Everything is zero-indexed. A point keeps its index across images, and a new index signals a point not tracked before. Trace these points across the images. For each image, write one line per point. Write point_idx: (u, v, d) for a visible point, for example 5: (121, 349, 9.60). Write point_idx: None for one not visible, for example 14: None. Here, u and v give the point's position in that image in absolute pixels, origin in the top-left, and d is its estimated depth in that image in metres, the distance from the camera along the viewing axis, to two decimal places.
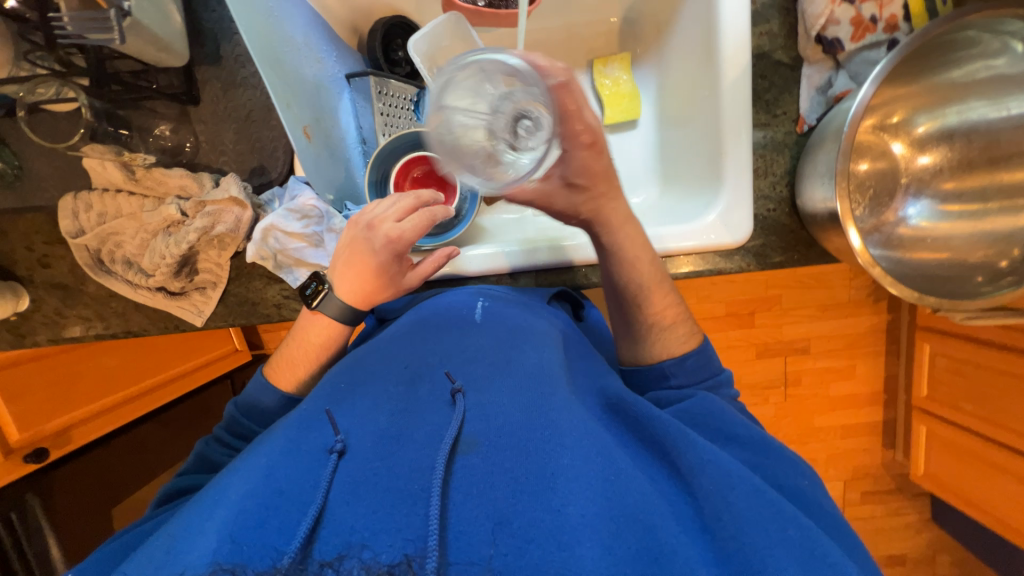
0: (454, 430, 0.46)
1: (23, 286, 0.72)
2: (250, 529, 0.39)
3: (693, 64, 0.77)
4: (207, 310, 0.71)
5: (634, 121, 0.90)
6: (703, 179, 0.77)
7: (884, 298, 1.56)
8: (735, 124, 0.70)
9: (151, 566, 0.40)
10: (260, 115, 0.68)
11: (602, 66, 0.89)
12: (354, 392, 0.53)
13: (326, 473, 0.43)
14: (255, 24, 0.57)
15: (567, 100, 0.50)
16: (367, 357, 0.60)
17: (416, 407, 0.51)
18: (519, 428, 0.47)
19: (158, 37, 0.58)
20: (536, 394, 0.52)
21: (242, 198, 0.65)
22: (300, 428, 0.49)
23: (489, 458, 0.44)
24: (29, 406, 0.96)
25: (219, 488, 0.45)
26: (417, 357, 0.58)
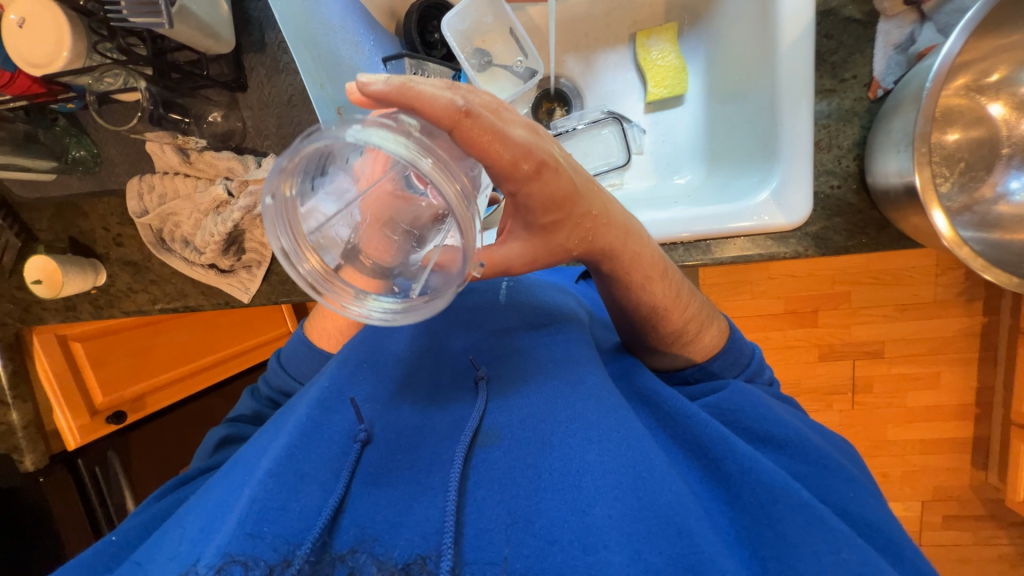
0: (475, 421, 0.45)
1: (101, 263, 0.80)
2: (272, 511, 0.38)
3: (750, 29, 0.70)
4: (251, 285, 0.75)
5: (680, 97, 0.85)
6: (759, 154, 0.70)
7: (981, 298, 1.36)
8: (794, 89, 0.63)
9: (178, 546, 0.39)
10: (301, 99, 0.70)
11: (644, 39, 0.84)
12: (376, 376, 0.53)
13: (349, 464, 0.43)
14: (291, 9, 0.58)
15: (475, 131, 0.37)
16: (385, 336, 0.59)
17: (439, 399, 0.50)
18: (543, 421, 0.45)
19: (206, 23, 0.62)
20: (561, 381, 0.49)
21: None
22: (323, 407, 0.48)
23: (510, 453, 0.43)
24: (111, 373, 1.08)
25: (245, 464, 0.46)
26: (440, 343, 0.57)
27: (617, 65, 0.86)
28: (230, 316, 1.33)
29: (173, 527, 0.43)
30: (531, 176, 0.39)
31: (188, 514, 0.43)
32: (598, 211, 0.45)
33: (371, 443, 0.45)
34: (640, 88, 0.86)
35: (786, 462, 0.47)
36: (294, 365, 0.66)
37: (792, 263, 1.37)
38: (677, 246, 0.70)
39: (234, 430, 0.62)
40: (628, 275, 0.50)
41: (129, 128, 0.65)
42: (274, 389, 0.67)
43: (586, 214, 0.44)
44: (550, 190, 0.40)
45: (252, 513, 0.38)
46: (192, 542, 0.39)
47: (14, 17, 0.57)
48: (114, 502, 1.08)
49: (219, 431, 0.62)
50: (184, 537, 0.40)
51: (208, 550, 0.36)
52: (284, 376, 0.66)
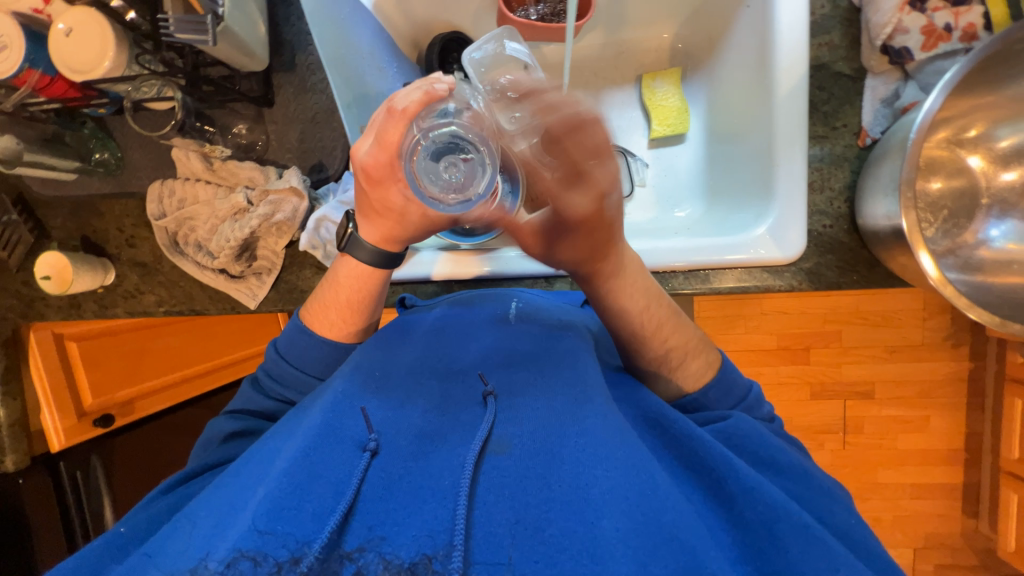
0: (485, 430, 0.46)
1: (112, 263, 0.81)
2: (284, 510, 0.39)
3: (748, 76, 0.75)
4: (259, 291, 0.76)
5: (682, 136, 0.90)
6: (755, 190, 0.74)
7: (966, 344, 1.39)
8: (788, 135, 0.67)
9: (189, 544, 0.39)
10: (324, 117, 0.74)
11: (650, 81, 0.89)
12: (387, 383, 0.53)
13: (358, 472, 0.42)
14: (325, 34, 0.64)
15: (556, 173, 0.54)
16: (395, 339, 0.60)
17: (451, 410, 0.50)
18: (550, 434, 0.46)
19: (244, 42, 0.66)
20: (568, 398, 0.50)
21: (301, 189, 0.71)
22: (335, 410, 0.48)
23: (521, 464, 0.43)
24: (102, 375, 1.07)
25: (257, 465, 0.46)
26: (452, 353, 0.57)
27: (624, 103, 0.92)
28: (228, 324, 1.32)
29: (178, 526, 0.42)
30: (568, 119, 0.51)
31: (199, 509, 0.43)
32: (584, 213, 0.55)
33: (381, 452, 0.45)
34: (644, 125, 0.91)
35: (786, 484, 0.49)
36: (296, 349, 0.62)
37: (785, 300, 1.41)
38: (676, 273, 0.72)
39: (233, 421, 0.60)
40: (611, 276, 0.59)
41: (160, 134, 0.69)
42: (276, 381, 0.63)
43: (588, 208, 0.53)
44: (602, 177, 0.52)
45: (265, 513, 0.38)
46: (203, 537, 0.39)
47: (62, 26, 0.60)
48: (91, 510, 1.05)
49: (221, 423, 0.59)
50: (191, 536, 0.40)
51: (219, 546, 0.37)
52: (284, 366, 0.62)
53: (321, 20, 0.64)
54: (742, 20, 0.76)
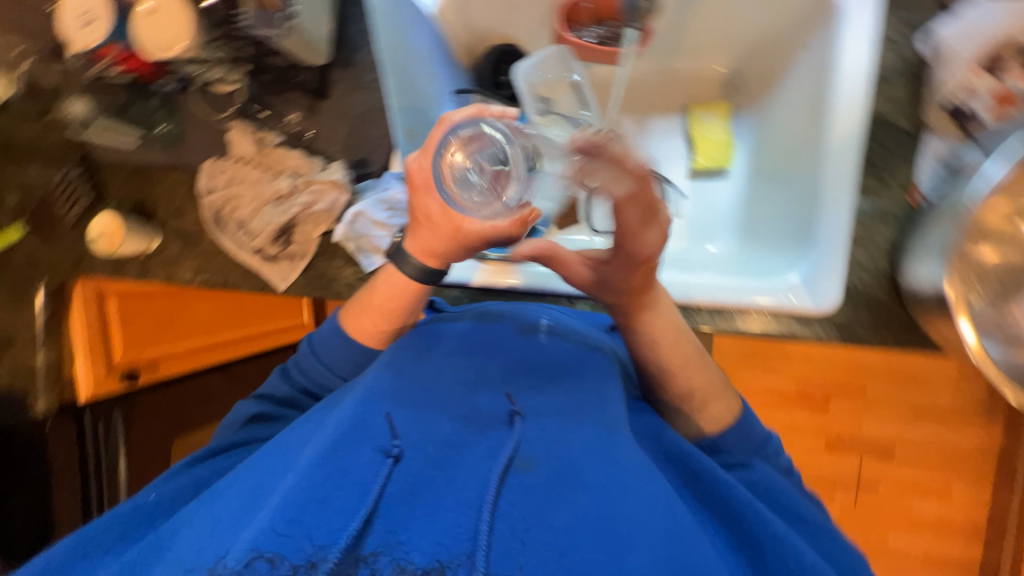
0: (511, 448, 0.46)
1: (158, 230, 0.86)
2: (313, 503, 0.41)
3: (801, 119, 0.74)
4: (290, 274, 0.78)
5: (726, 170, 0.88)
6: (795, 235, 0.73)
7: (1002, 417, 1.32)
8: (838, 182, 0.66)
9: (227, 517, 0.44)
10: (374, 115, 0.76)
11: (699, 112, 0.88)
12: (415, 380, 0.52)
13: (381, 477, 0.43)
14: (387, 39, 0.65)
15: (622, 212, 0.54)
16: (423, 334, 0.58)
17: (477, 418, 0.50)
18: (579, 458, 0.46)
19: (309, 38, 0.68)
20: (598, 423, 0.50)
21: (341, 182, 0.73)
22: (364, 405, 0.48)
23: (548, 483, 0.44)
24: (135, 333, 1.13)
25: (287, 450, 0.48)
26: (482, 356, 0.56)
27: (668, 131, 0.91)
28: (255, 301, 1.33)
29: (214, 500, 0.47)
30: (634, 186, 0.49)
31: (230, 487, 0.46)
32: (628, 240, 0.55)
33: (406, 457, 0.45)
34: (687, 155, 0.90)
35: (812, 538, 0.52)
36: (325, 345, 0.61)
37: (810, 346, 1.37)
38: (702, 311, 0.71)
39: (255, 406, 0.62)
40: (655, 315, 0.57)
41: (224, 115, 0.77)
42: (301, 373, 0.63)
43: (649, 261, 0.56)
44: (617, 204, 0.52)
45: (293, 504, 0.41)
46: (224, 533, 0.42)
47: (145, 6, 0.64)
48: (109, 457, 1.09)
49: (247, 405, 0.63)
50: (227, 512, 0.44)
51: (246, 533, 0.40)
52: (313, 363, 0.61)
53: (386, 26, 0.65)
54: (801, 61, 0.74)
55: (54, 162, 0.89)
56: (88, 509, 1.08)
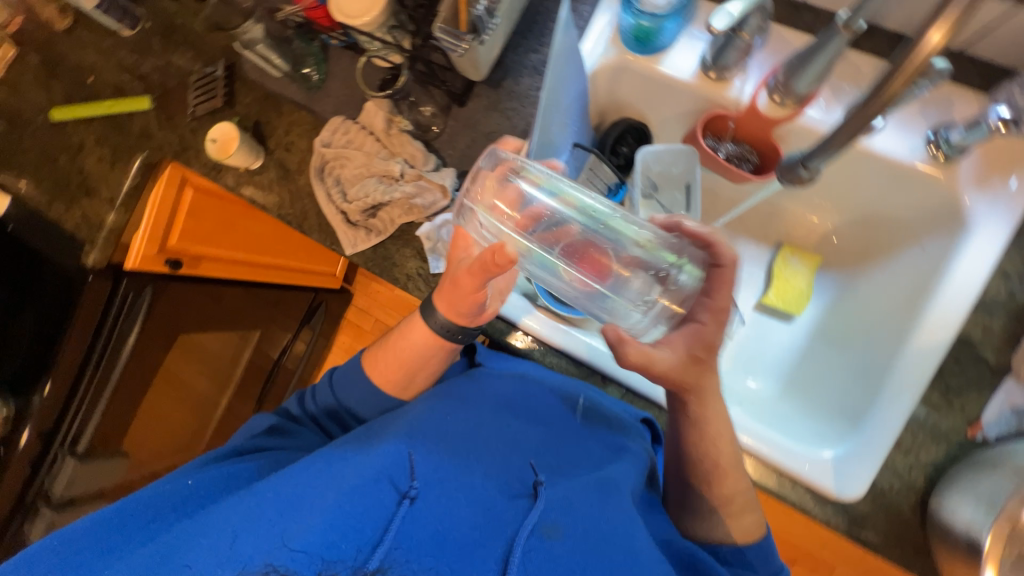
0: (535, 517, 0.52)
1: (263, 153, 0.90)
2: (348, 528, 0.46)
3: (883, 313, 0.76)
4: (360, 244, 0.80)
5: (791, 316, 0.88)
6: (838, 414, 0.73)
7: None
8: (903, 384, 0.65)
9: (262, 515, 0.48)
10: (497, 138, 0.79)
11: (788, 254, 0.89)
12: (450, 433, 0.59)
13: (391, 515, 0.48)
14: (549, 83, 0.65)
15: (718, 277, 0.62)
16: (456, 395, 0.65)
17: (503, 481, 0.55)
18: (598, 546, 0.52)
19: (479, 58, 0.72)
20: (620, 509, 0.58)
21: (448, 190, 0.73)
22: (405, 444, 0.56)
23: (570, 554, 0.50)
24: (195, 227, 1.17)
25: (327, 461, 0.54)
26: (516, 426, 0.63)
27: (751, 257, 0.92)
28: (303, 240, 1.44)
29: (245, 498, 0.50)
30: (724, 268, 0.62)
31: (280, 485, 0.51)
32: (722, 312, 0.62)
33: (417, 500, 0.50)
34: (760, 287, 0.90)
35: None
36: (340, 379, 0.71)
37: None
38: None
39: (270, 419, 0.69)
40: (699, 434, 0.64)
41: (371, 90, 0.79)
42: (317, 405, 0.71)
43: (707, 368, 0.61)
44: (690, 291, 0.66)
45: (328, 526, 0.45)
46: (241, 538, 0.45)
47: None
48: (120, 332, 1.03)
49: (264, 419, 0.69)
50: (263, 512, 0.48)
51: (291, 538, 0.44)
52: (330, 398, 0.71)
53: (554, 67, 0.66)
54: (903, 258, 0.76)
55: (203, 59, 0.97)
56: (80, 381, 1.00)
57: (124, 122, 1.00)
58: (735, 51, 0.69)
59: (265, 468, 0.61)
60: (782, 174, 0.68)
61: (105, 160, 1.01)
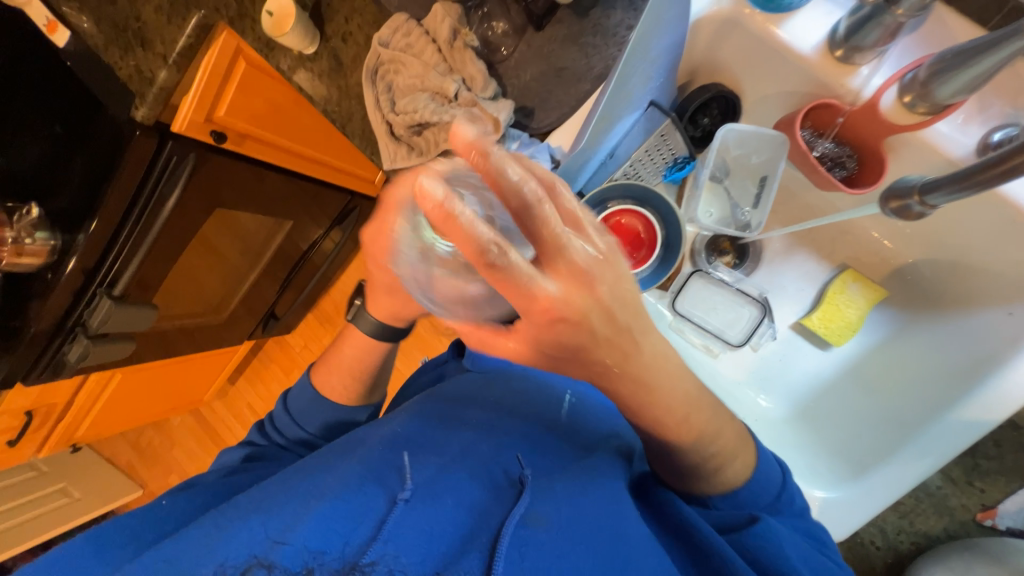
0: (522, 505, 0.48)
1: (318, 39, 0.84)
2: (331, 531, 0.44)
3: (932, 373, 0.70)
4: (399, 163, 0.77)
5: (830, 346, 0.81)
6: (847, 460, 0.71)
7: None
8: (919, 449, 0.64)
9: (236, 522, 0.47)
10: (569, 77, 0.70)
11: (850, 279, 0.79)
12: (441, 436, 0.57)
13: (380, 516, 0.46)
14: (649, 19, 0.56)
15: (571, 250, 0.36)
16: (436, 400, 0.65)
17: (486, 474, 0.53)
18: (585, 524, 0.48)
19: None
20: (603, 491, 0.52)
21: (501, 126, 0.67)
22: (383, 452, 0.54)
23: (557, 540, 0.46)
24: (243, 100, 1.16)
25: (311, 472, 0.53)
26: (504, 421, 0.60)
27: (806, 273, 0.83)
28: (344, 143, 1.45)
29: (215, 519, 0.48)
30: (559, 326, 0.38)
31: (242, 503, 0.50)
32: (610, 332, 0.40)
33: (411, 501, 0.48)
34: (806, 306, 0.83)
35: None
36: (292, 391, 0.72)
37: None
38: None
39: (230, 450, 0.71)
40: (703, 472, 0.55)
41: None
42: (284, 437, 0.71)
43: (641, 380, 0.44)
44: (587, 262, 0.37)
45: (312, 531, 0.43)
46: (251, 527, 0.46)
47: None
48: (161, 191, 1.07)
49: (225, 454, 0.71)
50: (233, 527, 0.46)
51: (275, 547, 0.42)
52: (294, 425, 0.70)
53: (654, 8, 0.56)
54: (951, 327, 0.71)
55: None
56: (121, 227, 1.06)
57: None
58: (879, 29, 0.56)
59: (251, 478, 0.63)
60: (887, 202, 0.59)
61: (162, 11, 0.94)
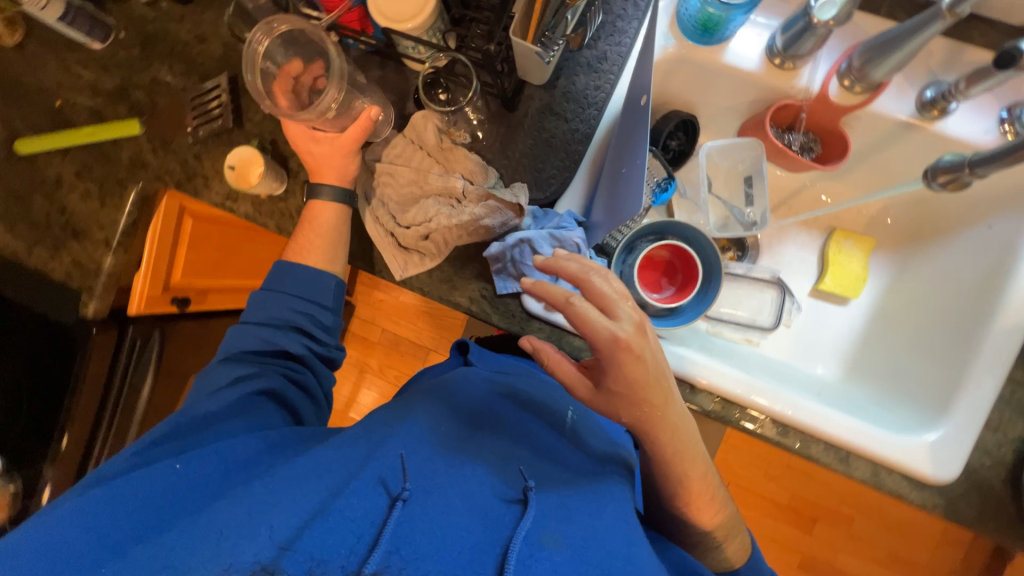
0: (523, 520, 0.50)
1: (286, 176, 0.81)
2: (337, 539, 0.44)
3: (952, 297, 0.77)
4: (411, 271, 0.74)
5: (846, 299, 0.89)
6: (922, 400, 0.74)
7: None
8: (986, 367, 0.68)
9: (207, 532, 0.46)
10: (558, 144, 0.74)
11: (841, 238, 0.89)
12: (464, 447, 0.57)
13: (379, 521, 0.46)
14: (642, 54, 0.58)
15: (633, 332, 0.53)
16: (460, 390, 0.66)
17: (498, 486, 0.53)
18: (580, 521, 0.53)
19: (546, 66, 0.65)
20: (593, 490, 0.58)
21: (524, 208, 0.69)
22: (392, 456, 0.53)
23: (571, 562, 0.47)
24: (200, 257, 1.07)
25: (316, 475, 0.52)
26: (509, 429, 0.62)
27: (803, 243, 0.91)
28: None
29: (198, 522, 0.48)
30: (619, 356, 0.53)
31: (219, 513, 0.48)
32: (658, 402, 0.57)
33: (411, 502, 0.49)
34: (815, 273, 0.90)
35: None
36: (280, 278, 0.72)
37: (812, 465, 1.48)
38: (818, 440, 0.70)
39: (230, 370, 0.69)
40: (699, 477, 0.63)
41: (422, 98, 0.69)
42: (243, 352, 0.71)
43: (662, 412, 0.57)
44: (631, 331, 0.53)
45: (308, 535, 0.44)
46: (242, 532, 0.45)
47: None
48: (132, 381, 1.02)
49: (218, 368, 0.70)
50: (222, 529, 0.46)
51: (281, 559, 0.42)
52: (248, 333, 0.71)
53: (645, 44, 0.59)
54: (947, 252, 0.80)
55: (197, 73, 0.85)
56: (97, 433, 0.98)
57: (110, 151, 0.86)
58: (813, 39, 0.64)
59: (235, 425, 0.63)
60: (935, 177, 0.67)
61: (92, 196, 0.87)
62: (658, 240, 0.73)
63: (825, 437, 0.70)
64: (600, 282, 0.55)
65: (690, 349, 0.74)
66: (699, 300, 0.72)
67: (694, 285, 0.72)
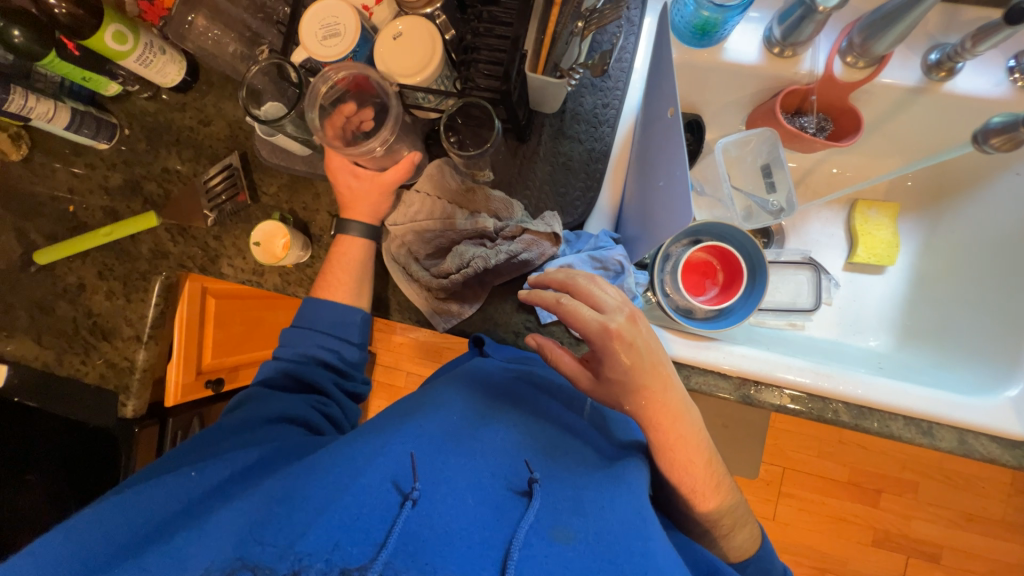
0: (531, 513, 0.46)
1: (311, 243, 0.81)
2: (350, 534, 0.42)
3: (991, 249, 0.78)
4: (455, 319, 0.72)
5: (884, 267, 0.88)
6: (987, 356, 0.73)
7: None
8: None
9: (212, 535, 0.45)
10: (577, 166, 0.74)
11: (864, 208, 0.88)
12: (477, 431, 0.55)
13: (389, 520, 0.43)
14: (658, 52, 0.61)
15: (624, 325, 0.54)
16: (471, 374, 0.64)
17: (509, 478, 0.50)
18: (589, 511, 0.48)
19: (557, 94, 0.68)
20: (606, 477, 0.53)
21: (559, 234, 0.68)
22: (410, 448, 0.50)
23: (584, 559, 0.44)
24: (227, 335, 1.08)
25: (318, 472, 0.49)
26: (519, 412, 0.60)
27: (827, 219, 0.91)
28: None
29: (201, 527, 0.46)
30: (612, 346, 0.54)
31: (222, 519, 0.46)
32: (655, 386, 0.55)
33: (422, 500, 0.46)
34: (845, 247, 0.90)
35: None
36: (308, 314, 0.72)
37: (865, 436, 1.45)
38: (896, 416, 0.68)
39: (255, 393, 0.68)
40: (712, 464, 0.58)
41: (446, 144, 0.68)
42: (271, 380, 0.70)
43: (665, 401, 0.56)
44: (623, 324, 0.54)
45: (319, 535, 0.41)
46: (251, 537, 0.44)
47: (394, 30, 0.65)
48: None
49: (243, 392, 0.70)
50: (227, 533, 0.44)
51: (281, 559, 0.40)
52: (278, 367, 0.71)
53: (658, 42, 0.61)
54: (977, 204, 0.80)
55: (206, 156, 0.85)
56: None
57: (129, 248, 0.86)
58: (813, 24, 0.65)
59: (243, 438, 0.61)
60: (986, 139, 0.67)
61: (116, 295, 0.87)
62: (692, 240, 0.75)
63: (905, 414, 0.68)
64: (589, 285, 0.56)
65: (752, 347, 0.72)
66: (748, 298, 0.71)
67: (739, 284, 0.72)
